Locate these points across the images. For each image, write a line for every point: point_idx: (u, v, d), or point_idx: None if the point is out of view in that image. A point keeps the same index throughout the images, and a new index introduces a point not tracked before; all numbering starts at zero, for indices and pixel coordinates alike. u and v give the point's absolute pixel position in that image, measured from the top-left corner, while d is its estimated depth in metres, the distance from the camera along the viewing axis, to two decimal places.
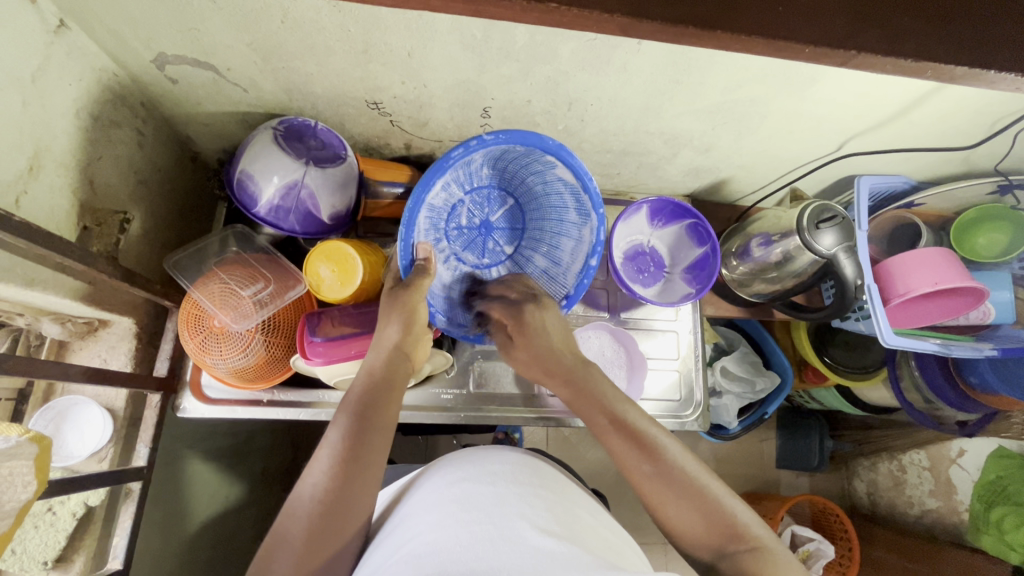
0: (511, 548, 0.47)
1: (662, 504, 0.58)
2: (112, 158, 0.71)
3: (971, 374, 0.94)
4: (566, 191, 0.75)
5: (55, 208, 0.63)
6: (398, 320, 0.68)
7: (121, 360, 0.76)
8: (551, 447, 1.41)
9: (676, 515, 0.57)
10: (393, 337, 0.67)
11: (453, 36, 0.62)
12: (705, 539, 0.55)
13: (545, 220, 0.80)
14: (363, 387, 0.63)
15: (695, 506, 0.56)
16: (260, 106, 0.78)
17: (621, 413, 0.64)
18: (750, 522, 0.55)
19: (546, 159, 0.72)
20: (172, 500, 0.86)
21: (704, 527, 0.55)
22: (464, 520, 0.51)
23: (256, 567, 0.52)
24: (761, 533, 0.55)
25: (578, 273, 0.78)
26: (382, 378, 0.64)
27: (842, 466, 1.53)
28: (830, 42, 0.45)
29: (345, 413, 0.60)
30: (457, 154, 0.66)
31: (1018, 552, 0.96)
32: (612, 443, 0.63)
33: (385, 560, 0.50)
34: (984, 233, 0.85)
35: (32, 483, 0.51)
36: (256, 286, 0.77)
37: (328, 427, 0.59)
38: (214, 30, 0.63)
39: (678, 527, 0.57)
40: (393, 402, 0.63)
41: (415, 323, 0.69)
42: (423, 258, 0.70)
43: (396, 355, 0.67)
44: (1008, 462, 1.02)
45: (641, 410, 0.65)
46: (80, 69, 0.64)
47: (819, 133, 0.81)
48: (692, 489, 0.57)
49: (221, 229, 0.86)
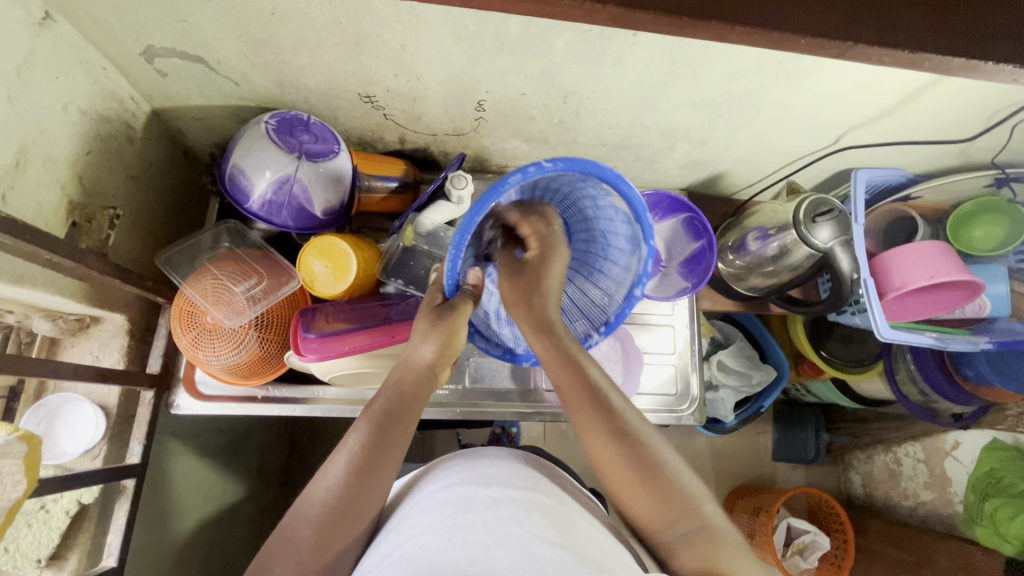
0: (505, 554, 0.47)
1: (619, 474, 0.58)
2: (101, 152, 0.70)
3: (967, 366, 0.95)
4: (623, 217, 0.64)
5: (44, 204, 0.62)
6: (436, 341, 0.65)
7: (113, 357, 0.75)
8: (548, 442, 1.41)
9: (631, 487, 0.57)
10: (428, 356, 0.65)
11: (447, 28, 0.62)
12: (654, 517, 0.56)
13: (594, 241, 0.70)
14: (389, 397, 0.62)
15: (650, 480, 0.57)
16: (252, 100, 0.77)
17: (589, 378, 0.63)
18: (700, 499, 0.57)
19: (603, 185, 0.60)
20: (167, 497, 0.86)
21: (655, 501, 0.56)
22: (459, 523, 0.51)
23: (257, 563, 0.52)
24: (710, 511, 0.57)
25: (621, 302, 0.69)
26: (409, 392, 0.63)
27: (837, 458, 1.54)
28: (826, 33, 0.44)
29: (368, 418, 0.59)
30: (513, 179, 0.55)
31: (1012, 543, 0.96)
32: (578, 409, 0.62)
33: (379, 563, 0.50)
34: (980, 226, 0.84)
35: (22, 482, 0.51)
36: (248, 282, 0.77)
37: (348, 430, 0.58)
38: (203, 22, 0.62)
39: (632, 498, 0.58)
40: (417, 417, 0.62)
41: (452, 347, 0.67)
42: (470, 283, 0.67)
43: (426, 372, 0.66)
44: (1002, 454, 1.03)
45: (617, 388, 0.64)
46: (66, 63, 0.63)
47: (815, 126, 0.80)
48: (650, 463, 0.58)
49: (212, 224, 0.84)
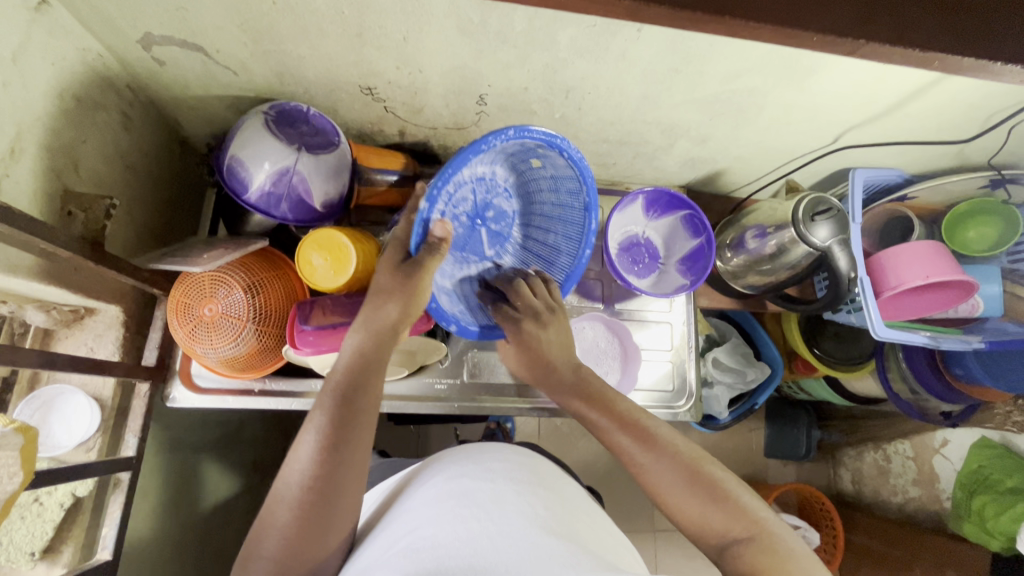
0: (509, 547, 0.47)
1: (664, 491, 0.58)
2: (95, 139, 0.69)
3: (956, 366, 0.96)
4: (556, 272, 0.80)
5: (39, 191, 0.61)
6: (399, 301, 0.66)
7: (108, 349, 0.74)
8: (542, 438, 1.42)
9: (678, 503, 0.57)
10: (389, 317, 0.65)
11: (450, 21, 0.61)
12: (707, 526, 0.56)
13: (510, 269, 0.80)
14: (351, 363, 0.61)
15: (698, 492, 0.57)
16: (251, 90, 0.77)
17: (618, 406, 0.66)
18: (751, 507, 0.56)
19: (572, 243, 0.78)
20: (160, 490, 0.85)
21: (704, 513, 0.56)
22: (462, 515, 0.51)
23: (244, 559, 0.53)
24: (764, 516, 0.55)
25: None
26: (368, 359, 0.62)
27: (828, 455, 1.56)
28: (842, 31, 0.44)
29: (328, 396, 0.59)
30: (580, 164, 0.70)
31: (998, 539, 0.98)
32: (615, 438, 0.63)
33: (381, 555, 0.50)
34: (974, 226, 0.86)
35: (17, 474, 0.50)
36: (229, 260, 0.73)
37: (311, 410, 0.58)
38: (203, 9, 0.61)
39: (677, 511, 0.58)
40: (378, 383, 0.61)
41: (415, 307, 0.67)
42: (439, 236, 0.67)
43: (387, 335, 0.65)
44: (990, 452, 1.04)
45: (633, 399, 0.67)
46: (62, 48, 0.62)
47: (815, 125, 0.81)
48: (692, 471, 0.58)
49: (206, 237, 0.82)
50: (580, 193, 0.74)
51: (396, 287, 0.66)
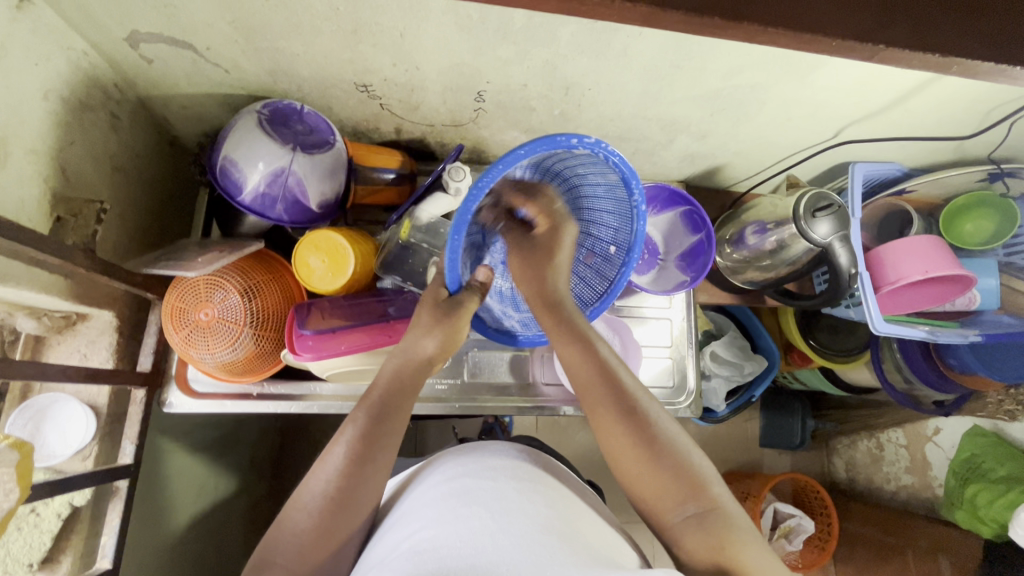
0: (512, 546, 0.47)
1: (625, 452, 0.59)
2: (84, 141, 0.67)
3: (950, 356, 0.97)
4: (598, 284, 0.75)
5: (26, 197, 0.59)
6: (438, 336, 0.65)
7: (102, 355, 0.73)
8: (540, 432, 1.42)
9: (641, 466, 0.58)
10: (427, 350, 0.65)
11: (448, 17, 0.60)
12: (663, 494, 0.57)
13: None
14: (384, 387, 0.62)
15: (662, 460, 0.57)
16: (243, 88, 0.75)
17: (598, 356, 0.64)
18: (710, 479, 0.57)
19: (614, 257, 0.73)
20: (159, 495, 0.85)
21: (663, 483, 0.57)
22: (464, 515, 0.51)
23: (255, 562, 0.53)
24: (719, 492, 0.57)
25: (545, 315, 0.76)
26: (403, 383, 0.63)
27: (822, 444, 1.57)
28: (857, 35, 0.45)
29: (361, 412, 0.59)
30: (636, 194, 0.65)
31: (989, 525, 1.00)
32: (588, 386, 0.63)
33: (384, 557, 0.50)
34: (971, 220, 0.86)
35: (14, 491, 0.49)
36: (224, 264, 0.71)
37: (342, 423, 0.59)
38: (192, 7, 0.59)
39: (636, 476, 0.58)
40: (410, 409, 0.62)
41: (454, 341, 0.66)
42: (480, 279, 0.70)
43: (423, 366, 0.66)
44: (982, 440, 1.06)
45: (614, 352, 0.66)
46: (47, 48, 0.60)
47: (816, 121, 0.80)
48: (661, 441, 0.58)
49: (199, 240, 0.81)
50: (627, 211, 0.69)
51: (437, 322, 0.66)
